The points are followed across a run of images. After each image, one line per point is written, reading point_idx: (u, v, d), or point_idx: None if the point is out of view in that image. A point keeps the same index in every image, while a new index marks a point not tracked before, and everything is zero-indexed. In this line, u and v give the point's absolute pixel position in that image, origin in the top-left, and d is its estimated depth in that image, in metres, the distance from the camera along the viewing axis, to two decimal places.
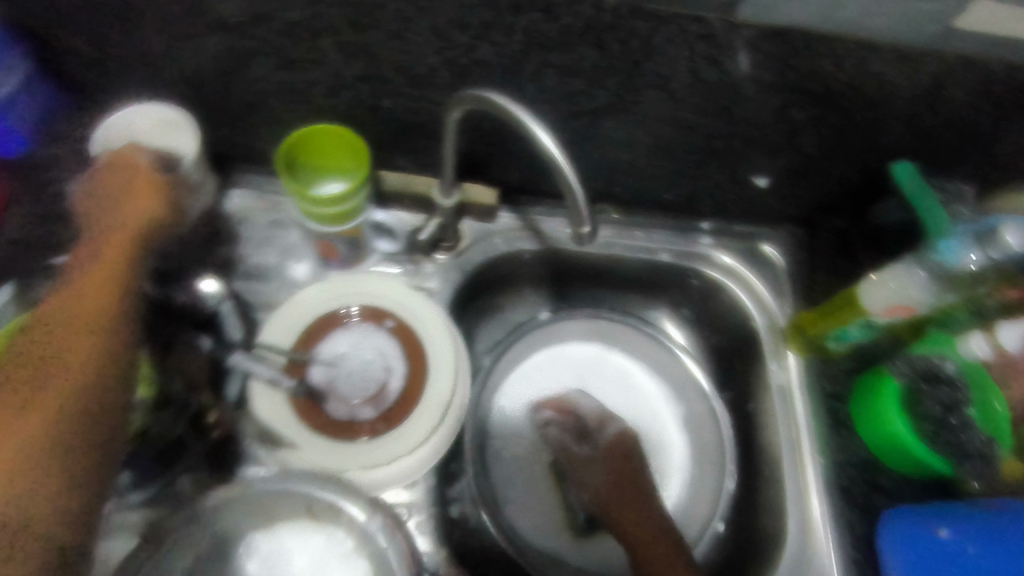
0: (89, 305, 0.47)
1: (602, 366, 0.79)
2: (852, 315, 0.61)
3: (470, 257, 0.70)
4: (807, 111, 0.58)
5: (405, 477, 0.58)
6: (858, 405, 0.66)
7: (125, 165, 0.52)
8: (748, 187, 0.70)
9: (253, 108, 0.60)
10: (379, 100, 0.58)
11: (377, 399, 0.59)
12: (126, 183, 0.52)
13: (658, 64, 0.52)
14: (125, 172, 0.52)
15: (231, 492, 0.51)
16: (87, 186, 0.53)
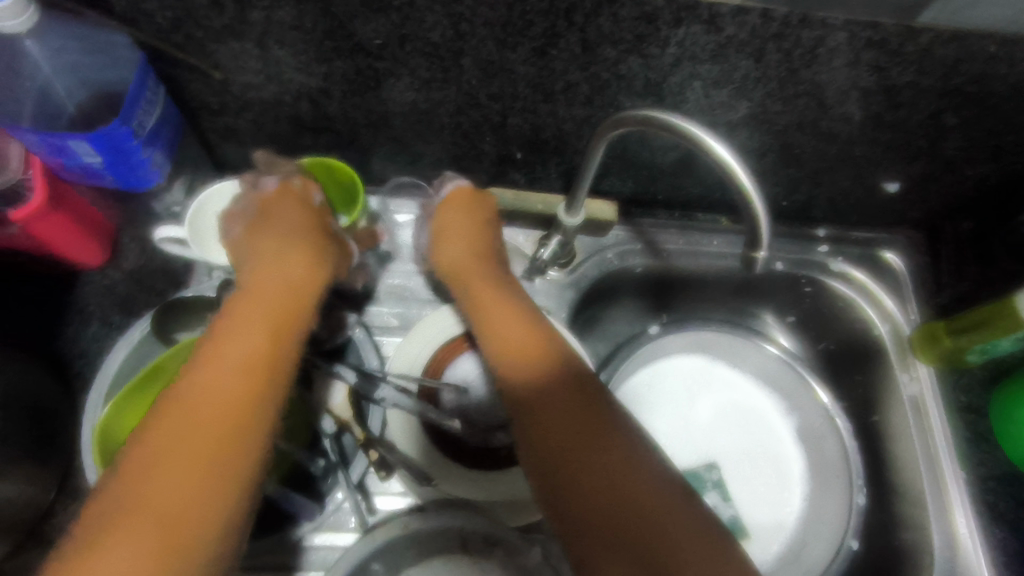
0: (265, 350, 0.41)
1: (709, 383, 0.78)
2: (1010, 329, 0.58)
3: (585, 273, 0.68)
4: (962, 115, 0.54)
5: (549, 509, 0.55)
6: (1000, 419, 0.64)
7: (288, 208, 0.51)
8: (875, 192, 0.67)
9: (374, 129, 0.58)
10: (507, 117, 0.56)
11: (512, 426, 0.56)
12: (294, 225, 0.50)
13: (817, 71, 0.50)
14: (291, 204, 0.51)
15: (385, 534, 0.51)
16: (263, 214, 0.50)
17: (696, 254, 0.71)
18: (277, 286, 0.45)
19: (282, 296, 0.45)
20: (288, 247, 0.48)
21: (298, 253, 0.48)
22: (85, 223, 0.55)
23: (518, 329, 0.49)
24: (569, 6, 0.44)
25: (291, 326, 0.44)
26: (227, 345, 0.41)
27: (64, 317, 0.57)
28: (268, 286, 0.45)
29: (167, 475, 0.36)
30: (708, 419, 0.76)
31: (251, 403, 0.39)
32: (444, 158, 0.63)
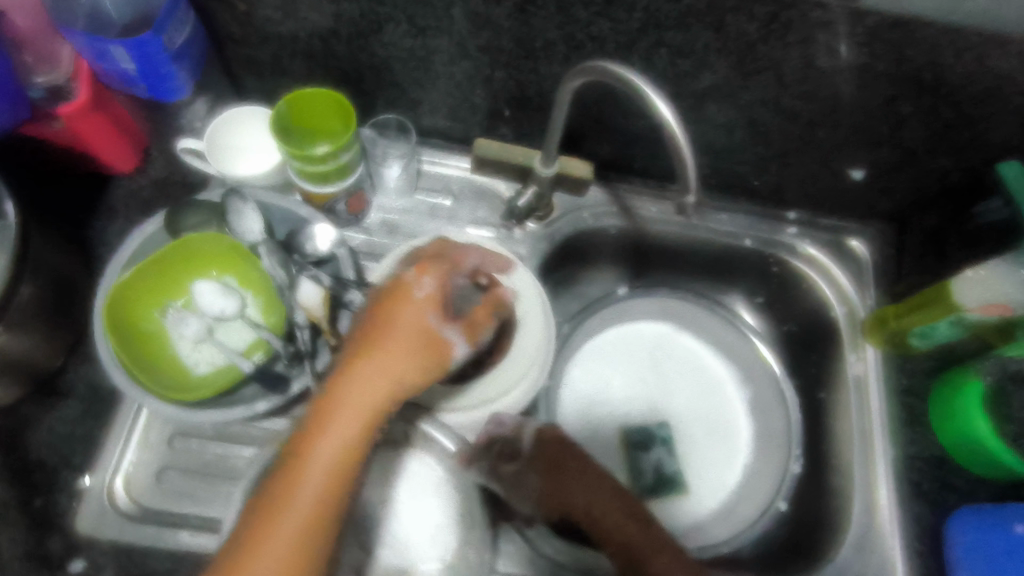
0: (385, 389, 0.48)
1: (674, 350, 0.81)
2: (944, 311, 0.61)
3: (559, 229, 0.74)
4: (917, 105, 0.58)
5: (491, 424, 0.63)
6: (937, 403, 0.67)
7: (400, 302, 0.51)
8: (842, 178, 0.70)
9: (376, 72, 0.64)
10: (494, 70, 0.62)
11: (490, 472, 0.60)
12: (415, 328, 0.50)
13: (773, 47, 0.54)
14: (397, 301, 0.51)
15: None
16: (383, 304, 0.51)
17: (668, 223, 0.76)
18: (391, 376, 0.48)
19: (401, 331, 0.49)
20: (401, 350, 0.49)
21: (404, 358, 0.49)
22: (122, 130, 0.62)
23: (538, 435, 0.63)
24: None
25: (398, 391, 0.48)
26: (346, 401, 0.47)
27: (94, 211, 0.65)
28: (373, 344, 0.49)
29: (313, 490, 0.44)
30: (666, 381, 0.80)
31: (356, 436, 0.46)
32: (439, 107, 0.69)
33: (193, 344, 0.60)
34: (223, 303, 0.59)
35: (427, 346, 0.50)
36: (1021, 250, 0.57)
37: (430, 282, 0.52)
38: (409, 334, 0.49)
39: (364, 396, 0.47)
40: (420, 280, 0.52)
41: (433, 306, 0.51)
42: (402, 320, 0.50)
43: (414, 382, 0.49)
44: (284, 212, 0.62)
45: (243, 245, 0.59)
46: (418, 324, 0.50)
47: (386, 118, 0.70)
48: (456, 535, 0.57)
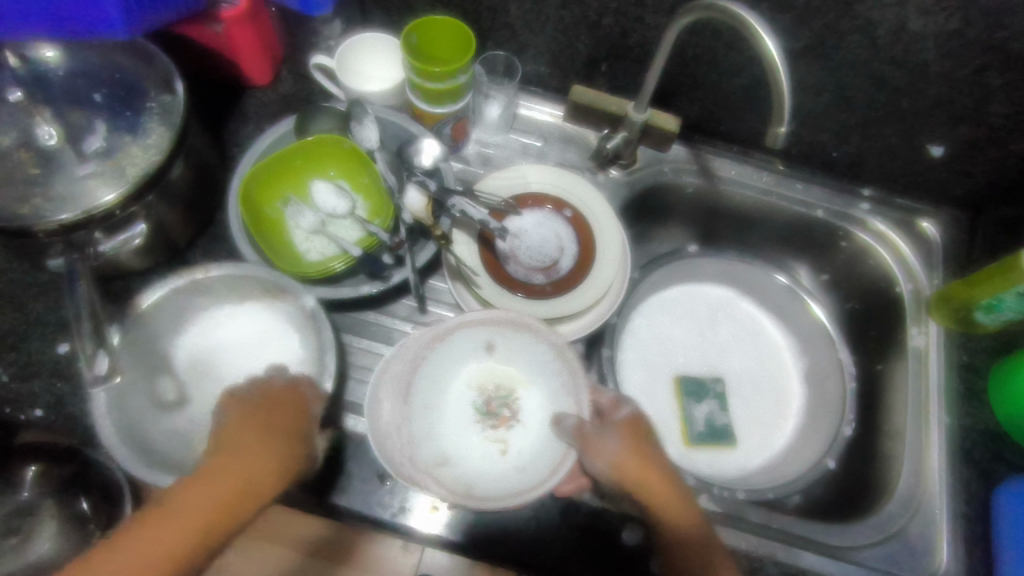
0: (239, 488, 0.46)
1: (736, 316, 0.84)
2: (1013, 282, 0.64)
3: (640, 178, 0.78)
4: (1006, 77, 0.61)
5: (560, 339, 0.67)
6: (997, 380, 0.69)
7: (295, 405, 0.52)
8: (921, 155, 0.73)
9: (493, 13, 0.71)
10: (602, 17, 0.67)
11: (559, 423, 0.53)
12: (290, 410, 0.52)
13: (871, 7, 0.58)
14: (282, 401, 0.52)
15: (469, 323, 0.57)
16: (252, 393, 0.52)
17: (744, 186, 0.79)
18: (247, 455, 0.48)
19: (277, 420, 0.51)
20: (270, 436, 0.50)
21: (255, 457, 0.48)
22: (266, 44, 0.70)
23: (625, 426, 0.54)
24: None
25: (243, 509, 0.46)
26: (156, 536, 0.42)
27: (230, 117, 0.74)
28: (241, 444, 0.48)
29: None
30: (726, 342, 0.83)
31: (182, 537, 0.43)
32: (544, 53, 0.74)
33: (306, 234, 0.67)
34: (336, 203, 0.66)
35: (295, 455, 0.50)
36: None
37: (318, 403, 0.54)
38: (281, 418, 0.51)
39: (211, 492, 0.45)
40: (307, 389, 0.54)
41: (314, 423, 0.53)
42: (243, 409, 0.51)
43: (242, 517, 0.46)
44: (396, 130, 0.69)
45: (362, 150, 0.66)
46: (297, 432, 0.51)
47: (496, 57, 0.76)
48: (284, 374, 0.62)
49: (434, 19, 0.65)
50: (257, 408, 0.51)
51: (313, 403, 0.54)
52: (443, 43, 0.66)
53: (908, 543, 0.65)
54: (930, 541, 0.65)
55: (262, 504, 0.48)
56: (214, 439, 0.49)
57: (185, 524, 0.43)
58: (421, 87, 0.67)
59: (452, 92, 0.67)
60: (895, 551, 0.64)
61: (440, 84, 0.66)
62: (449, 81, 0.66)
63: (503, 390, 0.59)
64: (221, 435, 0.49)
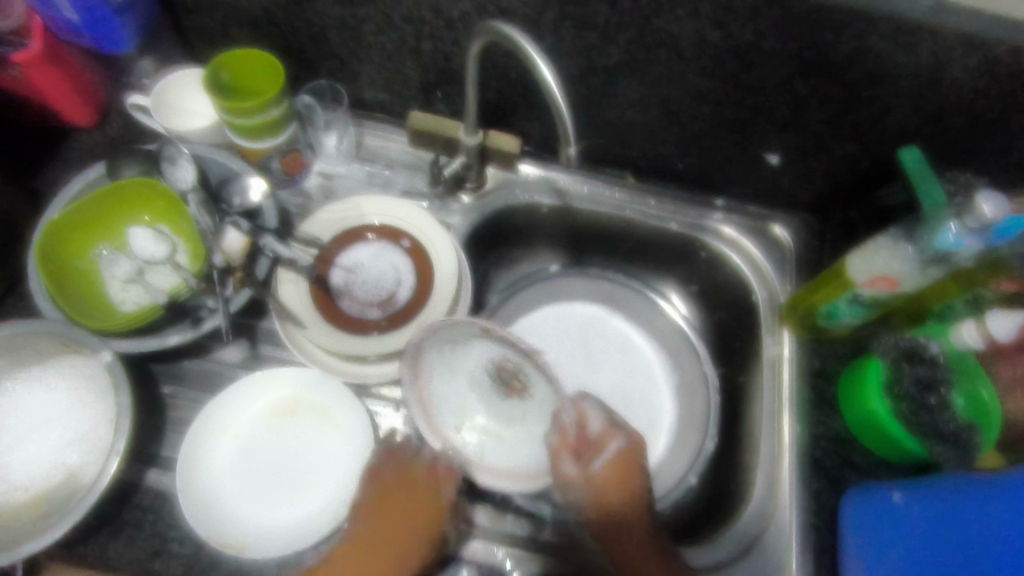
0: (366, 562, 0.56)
1: (608, 333, 0.83)
2: (842, 287, 0.63)
3: (490, 202, 0.77)
4: (812, 84, 0.61)
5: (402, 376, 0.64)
6: (843, 385, 0.68)
7: (414, 485, 0.59)
8: (760, 163, 0.73)
9: (315, 43, 0.69)
10: (421, 42, 0.66)
11: (556, 419, 0.60)
12: (421, 492, 0.58)
13: (667, 21, 0.57)
14: (410, 487, 0.58)
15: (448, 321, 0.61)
16: (391, 463, 0.60)
17: (597, 203, 0.78)
18: (387, 531, 0.57)
19: (414, 499, 0.58)
20: (404, 516, 0.58)
21: (395, 529, 0.57)
22: (78, 84, 0.67)
23: (608, 461, 0.58)
24: None
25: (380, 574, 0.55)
26: None
27: (50, 163, 0.70)
28: (387, 526, 0.57)
29: None
30: (599, 357, 0.81)
31: None
32: (377, 80, 0.73)
33: (122, 284, 0.63)
34: (154, 248, 0.63)
35: (424, 526, 0.58)
36: (902, 227, 0.59)
37: (448, 491, 0.59)
38: (404, 493, 0.58)
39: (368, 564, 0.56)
40: (443, 492, 0.58)
41: (440, 510, 0.59)
42: (374, 489, 0.59)
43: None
44: (218, 165, 0.66)
45: (172, 191, 0.63)
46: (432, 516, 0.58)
47: (322, 87, 0.75)
48: (86, 439, 0.58)
49: (237, 53, 0.63)
50: (404, 482, 0.58)
51: (443, 484, 0.59)
52: (252, 76, 0.64)
53: (764, 556, 0.64)
54: (780, 555, 0.64)
55: None
56: (364, 512, 0.58)
57: None
58: (230, 123, 0.64)
59: (265, 126, 0.65)
60: (756, 566, 0.64)
61: (249, 120, 0.63)
62: (259, 115, 0.63)
63: (519, 359, 0.61)
64: (369, 520, 0.58)
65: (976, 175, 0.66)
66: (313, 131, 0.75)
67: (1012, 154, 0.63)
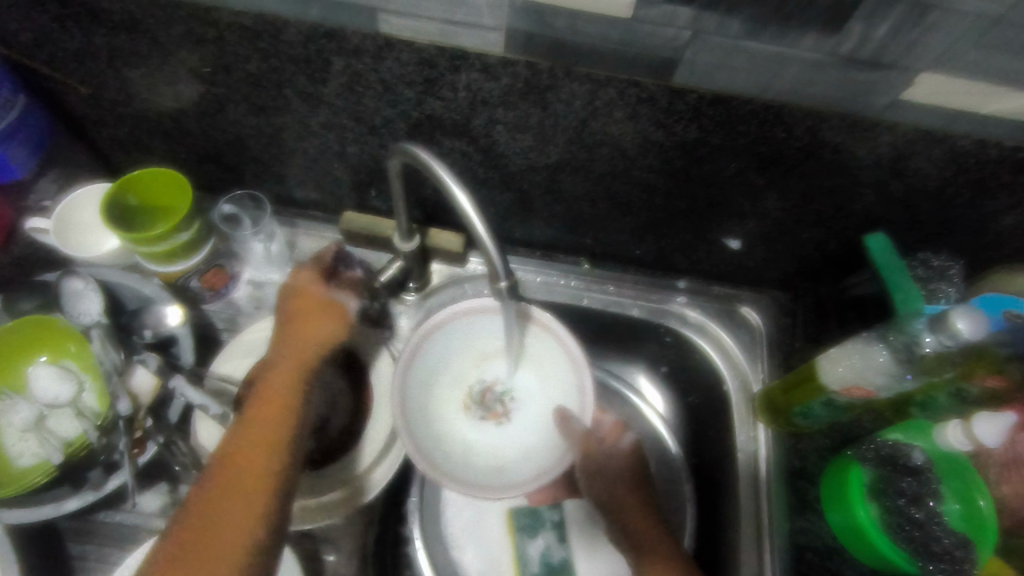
0: (259, 436, 0.49)
1: (547, 358, 0.60)
2: (814, 390, 0.58)
3: (438, 300, 0.71)
4: (766, 177, 0.56)
5: None
6: (824, 485, 0.62)
7: (327, 312, 0.59)
8: (720, 248, 0.68)
9: (235, 149, 0.64)
10: (346, 146, 0.61)
11: (562, 418, 0.58)
12: (313, 315, 0.59)
13: (604, 123, 0.52)
14: (303, 304, 0.59)
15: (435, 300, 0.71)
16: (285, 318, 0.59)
17: (551, 295, 0.73)
18: (281, 360, 0.56)
19: (301, 339, 0.57)
20: (319, 320, 0.59)
21: (299, 331, 0.58)
22: None
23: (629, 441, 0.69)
24: (357, 49, 0.49)
25: (287, 415, 0.51)
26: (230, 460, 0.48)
27: None
28: (298, 352, 0.56)
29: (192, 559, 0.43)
30: (528, 376, 0.63)
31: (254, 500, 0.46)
32: (306, 180, 0.68)
33: (19, 433, 0.55)
34: (54, 389, 0.55)
35: (320, 328, 0.58)
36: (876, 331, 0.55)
37: (339, 297, 0.60)
38: (295, 345, 0.57)
39: (273, 421, 0.50)
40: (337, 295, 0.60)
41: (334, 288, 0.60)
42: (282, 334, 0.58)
43: (282, 447, 0.49)
44: (130, 291, 0.61)
45: (75, 329, 0.57)
46: (313, 350, 0.57)
47: (239, 194, 0.69)
48: None
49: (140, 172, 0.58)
50: (286, 338, 0.57)
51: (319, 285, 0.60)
52: (161, 195, 0.59)
53: None
54: None
55: (289, 388, 0.53)
56: (283, 322, 0.59)
57: (241, 472, 0.47)
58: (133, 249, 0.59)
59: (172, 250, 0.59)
60: None
61: (154, 248, 0.58)
62: (165, 242, 0.58)
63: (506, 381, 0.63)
64: (281, 342, 0.57)
65: (950, 256, 0.61)
66: (242, 236, 0.68)
67: (986, 236, 0.58)
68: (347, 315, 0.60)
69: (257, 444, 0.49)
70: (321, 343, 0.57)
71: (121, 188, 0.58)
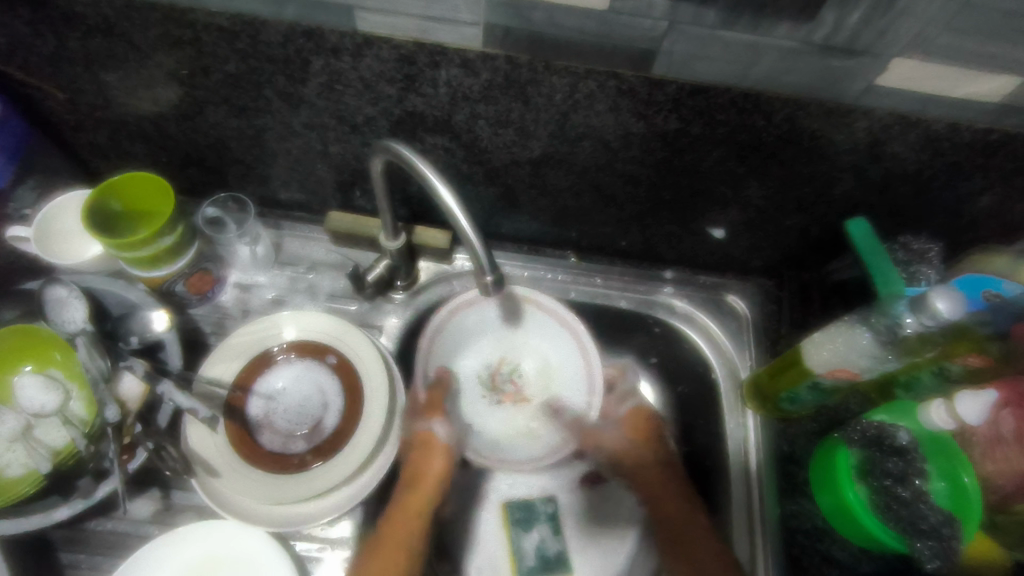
0: (413, 514, 0.57)
1: (544, 344, 0.68)
2: (800, 375, 0.59)
3: (426, 298, 0.71)
4: (747, 165, 0.56)
5: (336, 512, 0.57)
6: (814, 467, 0.62)
7: (433, 455, 0.59)
8: (704, 238, 0.69)
9: (217, 151, 0.64)
10: (328, 146, 0.61)
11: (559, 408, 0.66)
12: (427, 463, 0.59)
13: (585, 116, 0.53)
14: (427, 455, 0.59)
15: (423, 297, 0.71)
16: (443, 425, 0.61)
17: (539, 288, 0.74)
18: (413, 487, 0.58)
19: (426, 480, 0.58)
20: (433, 479, 0.59)
21: (418, 472, 0.59)
22: None
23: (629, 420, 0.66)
24: (335, 47, 0.49)
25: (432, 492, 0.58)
26: (392, 529, 0.57)
27: None
28: (419, 492, 0.58)
29: None
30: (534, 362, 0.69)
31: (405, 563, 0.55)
32: (290, 182, 0.67)
33: (4, 444, 0.53)
34: (43, 398, 0.54)
35: (440, 474, 0.59)
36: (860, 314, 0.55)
37: (442, 426, 0.61)
38: (415, 495, 0.58)
39: (418, 507, 0.58)
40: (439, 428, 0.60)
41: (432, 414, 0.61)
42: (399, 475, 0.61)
43: (427, 509, 0.58)
44: (114, 296, 0.60)
45: (61, 337, 0.56)
46: (438, 480, 0.59)
47: (223, 197, 0.69)
48: None
49: (124, 179, 0.57)
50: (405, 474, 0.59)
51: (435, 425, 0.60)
52: (145, 200, 0.59)
53: None
54: None
55: (440, 484, 0.59)
56: (406, 450, 0.60)
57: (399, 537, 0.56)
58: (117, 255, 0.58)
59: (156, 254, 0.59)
60: None
61: (138, 253, 0.58)
62: (149, 247, 0.58)
63: (511, 364, 0.69)
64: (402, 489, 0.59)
65: (929, 238, 0.62)
66: (227, 240, 0.68)
67: (964, 218, 0.59)
68: (450, 453, 0.60)
69: (411, 517, 0.57)
70: (438, 472, 0.59)
71: (103, 194, 0.57)
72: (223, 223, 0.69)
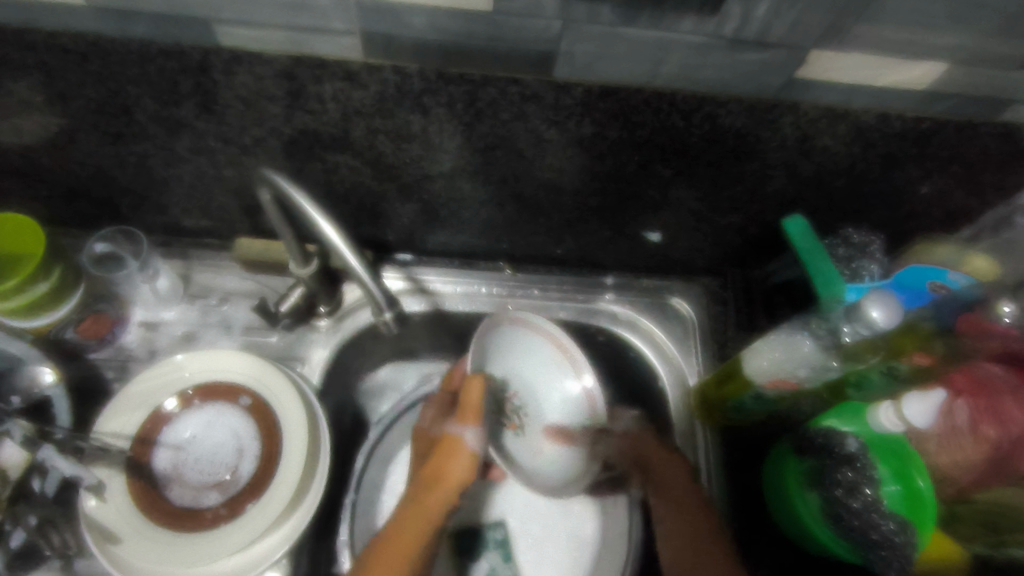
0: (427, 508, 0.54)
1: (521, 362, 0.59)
2: (744, 387, 0.55)
3: (349, 326, 0.65)
4: (673, 168, 0.52)
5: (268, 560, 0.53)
6: (766, 473, 0.61)
7: (456, 456, 0.56)
8: (642, 241, 0.65)
9: (101, 182, 0.58)
10: (222, 170, 0.55)
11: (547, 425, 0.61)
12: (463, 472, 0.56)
13: (492, 125, 0.48)
14: (444, 457, 0.56)
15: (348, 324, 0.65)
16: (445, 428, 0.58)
17: (473, 303, 0.68)
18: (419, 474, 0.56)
19: (437, 471, 0.56)
20: (447, 469, 0.56)
21: (439, 473, 0.56)
22: None
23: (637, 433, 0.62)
24: (201, 65, 0.44)
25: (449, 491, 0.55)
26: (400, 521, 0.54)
27: None
28: (426, 488, 0.55)
29: None
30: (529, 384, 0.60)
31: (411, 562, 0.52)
32: (190, 209, 0.62)
33: None
34: None
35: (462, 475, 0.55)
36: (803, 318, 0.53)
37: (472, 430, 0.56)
38: (432, 492, 0.55)
39: (431, 497, 0.55)
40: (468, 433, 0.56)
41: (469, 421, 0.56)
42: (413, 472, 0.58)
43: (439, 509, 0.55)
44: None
45: None
46: (461, 480, 0.56)
47: (109, 232, 0.63)
48: None
49: None
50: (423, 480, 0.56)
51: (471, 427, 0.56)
52: (11, 244, 0.56)
53: None
54: None
55: (456, 478, 0.56)
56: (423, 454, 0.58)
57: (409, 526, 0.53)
58: None
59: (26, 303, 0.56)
60: None
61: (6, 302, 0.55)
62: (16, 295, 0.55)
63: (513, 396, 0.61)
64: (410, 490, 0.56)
65: (871, 231, 0.60)
66: (127, 276, 0.63)
67: (905, 208, 0.57)
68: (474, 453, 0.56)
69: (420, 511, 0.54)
70: (459, 477, 0.55)
71: None
72: (121, 258, 0.64)
